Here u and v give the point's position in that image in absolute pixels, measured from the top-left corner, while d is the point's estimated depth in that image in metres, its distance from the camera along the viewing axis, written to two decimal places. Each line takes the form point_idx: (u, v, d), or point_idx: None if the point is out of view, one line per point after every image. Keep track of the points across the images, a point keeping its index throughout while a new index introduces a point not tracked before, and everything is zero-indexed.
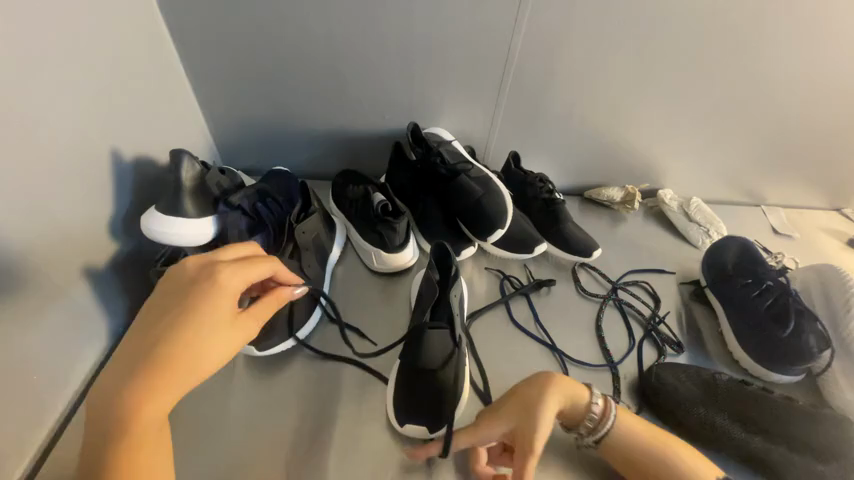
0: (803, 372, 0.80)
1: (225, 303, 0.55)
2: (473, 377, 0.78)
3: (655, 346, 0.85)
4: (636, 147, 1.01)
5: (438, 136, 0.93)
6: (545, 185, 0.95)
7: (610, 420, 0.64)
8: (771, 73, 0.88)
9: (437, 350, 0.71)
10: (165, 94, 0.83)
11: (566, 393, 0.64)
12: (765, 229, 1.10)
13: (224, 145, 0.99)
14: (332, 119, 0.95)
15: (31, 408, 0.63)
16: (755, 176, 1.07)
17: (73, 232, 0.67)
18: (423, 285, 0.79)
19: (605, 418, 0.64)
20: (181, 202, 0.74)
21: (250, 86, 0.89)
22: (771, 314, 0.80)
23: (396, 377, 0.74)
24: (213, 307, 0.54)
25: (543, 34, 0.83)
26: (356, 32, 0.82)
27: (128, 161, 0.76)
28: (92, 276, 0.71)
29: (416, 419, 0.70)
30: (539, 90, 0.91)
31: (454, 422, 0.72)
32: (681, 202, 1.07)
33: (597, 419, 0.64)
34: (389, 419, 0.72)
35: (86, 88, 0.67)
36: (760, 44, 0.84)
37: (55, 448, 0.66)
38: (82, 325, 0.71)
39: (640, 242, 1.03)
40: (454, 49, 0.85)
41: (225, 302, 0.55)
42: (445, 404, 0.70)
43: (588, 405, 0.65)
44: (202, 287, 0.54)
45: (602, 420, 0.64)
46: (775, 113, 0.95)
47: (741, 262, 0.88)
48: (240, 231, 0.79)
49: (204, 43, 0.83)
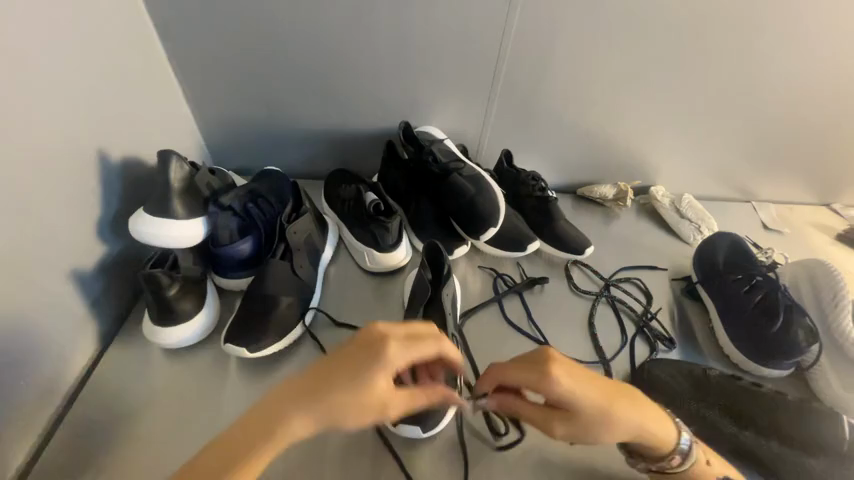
0: (792, 366, 0.80)
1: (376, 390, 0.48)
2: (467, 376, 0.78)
3: (647, 342, 0.86)
4: (628, 144, 1.01)
5: (430, 135, 0.93)
6: (538, 182, 0.94)
7: (693, 454, 0.60)
8: (761, 69, 0.89)
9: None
10: (153, 94, 0.82)
11: (660, 435, 0.58)
12: (755, 225, 1.11)
13: (215, 145, 0.98)
14: (323, 118, 0.94)
15: (18, 415, 0.63)
16: (746, 173, 1.08)
17: (60, 234, 0.66)
18: (415, 284, 0.78)
19: (691, 453, 0.60)
20: (168, 203, 0.73)
21: (240, 84, 0.88)
22: (760, 309, 0.81)
23: None
24: (313, 402, 0.46)
25: (534, 33, 0.84)
26: (346, 29, 0.82)
27: (115, 163, 0.75)
28: (79, 279, 0.70)
29: (410, 420, 0.69)
30: (531, 89, 0.91)
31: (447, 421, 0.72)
32: (672, 199, 1.08)
33: (684, 454, 0.60)
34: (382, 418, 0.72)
35: (72, 87, 0.66)
36: (749, 40, 0.85)
37: (43, 456, 0.66)
38: (70, 330, 0.70)
39: (632, 239, 1.04)
40: (445, 48, 0.85)
41: (395, 398, 0.50)
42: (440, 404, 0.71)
43: (677, 445, 0.59)
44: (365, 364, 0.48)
45: (686, 457, 0.60)
46: (765, 110, 0.95)
47: (731, 258, 0.89)
48: (230, 231, 0.79)
49: (194, 42, 0.82)
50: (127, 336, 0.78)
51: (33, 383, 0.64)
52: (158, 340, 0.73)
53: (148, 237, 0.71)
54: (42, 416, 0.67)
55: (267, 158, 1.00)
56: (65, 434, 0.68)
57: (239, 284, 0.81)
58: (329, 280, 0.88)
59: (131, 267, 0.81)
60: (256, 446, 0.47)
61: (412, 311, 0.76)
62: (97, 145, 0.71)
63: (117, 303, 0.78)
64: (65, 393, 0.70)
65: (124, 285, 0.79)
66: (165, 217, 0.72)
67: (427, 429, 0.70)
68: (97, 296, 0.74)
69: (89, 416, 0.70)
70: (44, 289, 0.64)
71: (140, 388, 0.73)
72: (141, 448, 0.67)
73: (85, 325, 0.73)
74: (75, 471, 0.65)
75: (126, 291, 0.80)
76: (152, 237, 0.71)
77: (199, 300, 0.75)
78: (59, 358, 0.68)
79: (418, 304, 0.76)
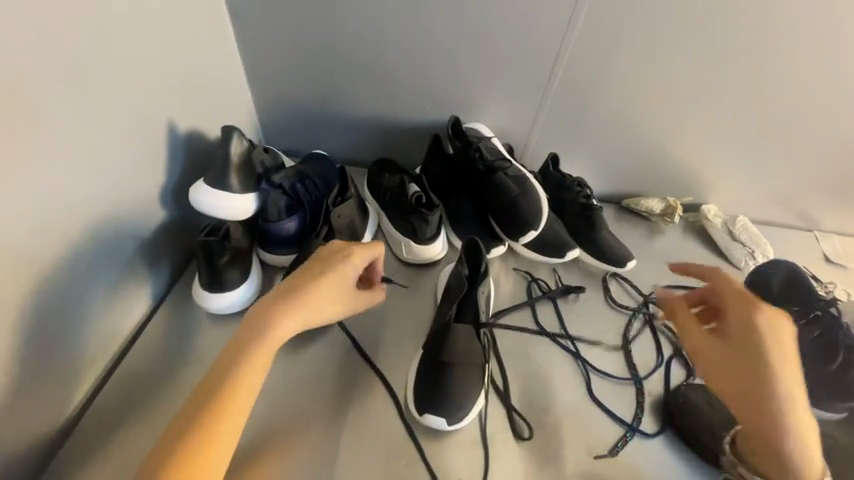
0: (846, 411, 0.75)
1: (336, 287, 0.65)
2: (493, 376, 0.78)
3: (684, 365, 0.82)
4: (683, 158, 0.97)
5: (478, 131, 0.93)
6: (583, 189, 0.93)
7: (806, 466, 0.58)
8: (844, 88, 0.82)
9: (465, 345, 0.73)
10: (219, 73, 0.86)
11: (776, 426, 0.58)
12: (816, 257, 1.03)
13: (269, 125, 1.02)
14: (374, 107, 0.96)
15: (79, 357, 0.69)
16: (812, 200, 1.01)
17: (129, 197, 0.71)
18: (451, 279, 0.78)
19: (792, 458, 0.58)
20: (227, 176, 0.77)
21: (298, 69, 0.91)
22: (817, 346, 0.76)
23: (418, 365, 0.75)
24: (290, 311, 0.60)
25: (597, 36, 0.81)
26: (406, 20, 0.83)
27: (181, 134, 0.80)
28: (141, 240, 0.75)
29: (436, 410, 0.70)
30: (586, 93, 0.89)
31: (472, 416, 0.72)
32: (725, 220, 1.02)
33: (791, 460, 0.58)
34: (409, 406, 0.73)
35: (149, 61, 0.71)
36: (836, 56, 0.78)
37: (98, 397, 0.72)
38: (128, 286, 0.75)
39: (677, 257, 0.99)
40: (502, 46, 0.84)
41: (340, 294, 0.66)
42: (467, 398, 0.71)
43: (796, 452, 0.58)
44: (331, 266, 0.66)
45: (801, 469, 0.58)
46: (844, 133, 0.88)
47: (789, 288, 0.82)
48: (279, 209, 0.82)
49: (261, 25, 0.86)
50: (177, 297, 0.83)
51: (94, 331, 0.70)
52: (206, 305, 0.78)
53: (203, 204, 0.75)
54: (99, 362, 0.73)
55: (316, 142, 1.03)
56: (118, 380, 0.74)
57: (281, 261, 0.84)
58: None
59: (186, 234, 0.86)
60: (253, 356, 0.57)
61: (445, 307, 0.77)
62: (168, 117, 0.76)
63: (171, 266, 0.84)
64: (121, 344, 0.76)
65: (178, 250, 0.85)
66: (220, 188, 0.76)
67: (453, 423, 0.71)
68: (155, 257, 0.79)
69: (138, 368, 0.75)
70: (111, 245, 0.70)
71: (185, 348, 0.78)
72: (181, 405, 0.72)
73: (142, 283, 0.78)
74: (124, 416, 0.71)
75: (179, 255, 0.85)
76: (206, 205, 0.75)
77: (245, 272, 0.79)
78: (118, 310, 0.74)
79: (452, 300, 0.76)
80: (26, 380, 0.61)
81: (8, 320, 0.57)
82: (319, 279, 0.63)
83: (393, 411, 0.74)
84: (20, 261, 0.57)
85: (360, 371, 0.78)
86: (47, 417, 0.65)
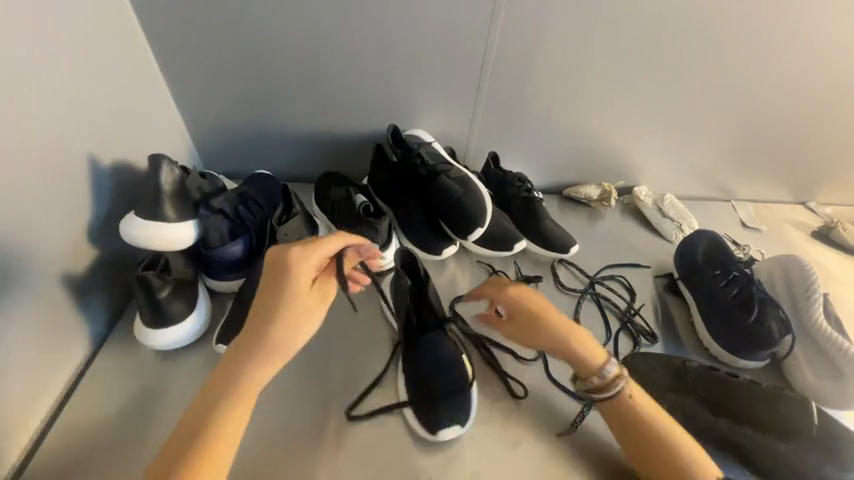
0: (768, 357, 0.82)
1: (299, 279, 0.57)
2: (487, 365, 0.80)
3: (630, 336, 0.88)
4: (611, 147, 1.05)
5: (418, 138, 0.96)
6: (524, 184, 0.98)
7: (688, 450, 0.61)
8: (736, 72, 0.93)
9: (435, 353, 0.75)
10: (142, 99, 0.83)
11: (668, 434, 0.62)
12: (735, 223, 1.16)
13: (207, 150, 0.99)
14: (314, 123, 0.96)
15: (11, 416, 0.63)
16: (725, 174, 1.13)
17: (52, 238, 0.67)
18: (395, 291, 0.80)
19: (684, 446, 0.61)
20: (161, 206, 0.73)
21: (231, 93, 0.90)
22: (737, 303, 0.84)
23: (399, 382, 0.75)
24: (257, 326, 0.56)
25: (518, 41, 0.87)
26: (336, 33, 0.84)
27: (107, 167, 0.75)
28: (70, 283, 0.70)
29: (426, 423, 0.71)
30: (516, 94, 0.94)
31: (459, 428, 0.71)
32: (655, 199, 1.12)
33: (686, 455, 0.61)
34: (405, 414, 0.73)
35: (62, 93, 0.67)
36: (722, 46, 0.89)
37: (36, 453, 0.66)
38: (61, 331, 0.70)
39: (617, 238, 1.07)
40: (431, 55, 0.88)
41: (305, 293, 0.58)
42: (442, 407, 0.71)
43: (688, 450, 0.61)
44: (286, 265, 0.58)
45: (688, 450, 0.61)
46: (741, 114, 1.00)
47: (710, 255, 0.92)
48: (221, 233, 0.79)
49: (186, 50, 0.84)
50: (118, 338, 0.78)
51: (23, 386, 0.64)
52: (149, 343, 0.73)
53: (128, 232, 0.71)
54: (33, 419, 0.67)
55: (259, 162, 1.02)
56: (55, 438, 0.68)
57: (231, 286, 0.82)
58: None
59: (122, 270, 0.81)
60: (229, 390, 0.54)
61: (410, 319, 0.79)
62: (88, 149, 0.72)
63: (108, 305, 0.79)
64: (56, 398, 0.70)
65: (115, 287, 0.80)
66: (154, 224, 0.72)
67: (437, 431, 0.70)
68: (89, 299, 0.75)
69: (80, 421, 0.69)
70: (38, 291, 0.65)
71: (133, 389, 0.73)
72: (129, 454, 0.67)
73: (75, 329, 0.73)
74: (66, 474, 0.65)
75: (116, 293, 0.80)
76: (131, 233, 0.71)
77: (191, 302, 0.75)
78: (52, 359, 0.69)
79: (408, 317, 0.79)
80: None
81: None
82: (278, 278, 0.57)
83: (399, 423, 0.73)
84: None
85: (327, 387, 0.77)
86: None
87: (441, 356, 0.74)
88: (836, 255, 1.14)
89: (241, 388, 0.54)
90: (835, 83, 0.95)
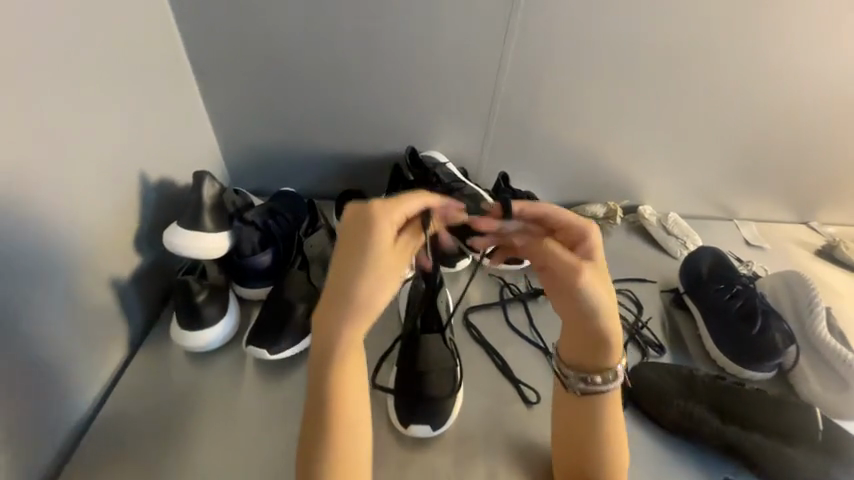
0: (774, 368, 0.84)
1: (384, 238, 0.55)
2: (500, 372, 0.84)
3: (638, 347, 0.91)
4: (615, 168, 1.11)
5: (433, 158, 1.03)
6: (533, 202, 1.04)
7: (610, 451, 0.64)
8: (731, 100, 1.00)
9: (426, 352, 0.76)
10: (184, 122, 0.91)
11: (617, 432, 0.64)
12: (738, 241, 1.20)
13: (238, 169, 1.07)
14: (337, 145, 1.04)
15: (57, 409, 0.68)
16: (726, 194, 1.18)
17: (105, 246, 0.73)
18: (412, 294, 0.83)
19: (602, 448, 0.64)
20: (201, 218, 0.80)
21: (264, 118, 0.99)
22: (741, 315, 0.87)
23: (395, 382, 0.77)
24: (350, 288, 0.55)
25: (526, 72, 0.95)
26: (361, 65, 0.93)
27: (153, 183, 0.83)
28: (116, 287, 0.76)
29: (414, 421, 0.72)
30: (524, 119, 1.02)
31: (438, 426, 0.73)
32: (659, 217, 1.16)
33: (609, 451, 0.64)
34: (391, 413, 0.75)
35: (121, 117, 0.75)
36: (717, 76, 0.96)
37: (78, 447, 0.71)
38: (105, 332, 0.75)
39: (623, 254, 1.11)
40: (446, 84, 0.96)
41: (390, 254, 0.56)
42: (432, 406, 0.73)
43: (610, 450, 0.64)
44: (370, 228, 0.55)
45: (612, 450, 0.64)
46: (737, 138, 1.06)
47: (713, 270, 0.96)
48: (253, 245, 0.85)
49: (226, 80, 0.93)
50: (154, 341, 0.83)
51: (69, 382, 0.69)
52: (184, 344, 0.79)
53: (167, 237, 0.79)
54: (76, 414, 0.72)
55: (285, 180, 1.09)
56: (94, 433, 0.72)
57: (259, 294, 0.87)
58: None
59: (160, 278, 0.87)
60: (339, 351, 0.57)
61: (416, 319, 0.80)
62: (139, 167, 0.80)
63: (146, 310, 0.85)
64: (98, 393, 0.75)
65: (153, 294, 0.86)
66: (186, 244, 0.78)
67: (410, 425, 0.72)
68: (131, 302, 0.80)
69: (117, 417, 0.74)
70: (89, 293, 0.71)
71: (166, 388, 0.78)
72: (162, 449, 0.71)
73: (117, 330, 0.78)
74: (104, 466, 0.69)
75: (154, 299, 0.86)
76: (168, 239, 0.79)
77: (225, 306, 0.80)
78: (96, 358, 0.74)
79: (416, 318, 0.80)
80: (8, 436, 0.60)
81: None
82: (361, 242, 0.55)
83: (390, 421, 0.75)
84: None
85: None
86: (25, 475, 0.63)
87: (442, 358, 0.76)
88: (841, 273, 1.16)
89: (349, 348, 0.55)
90: (827, 109, 1.01)
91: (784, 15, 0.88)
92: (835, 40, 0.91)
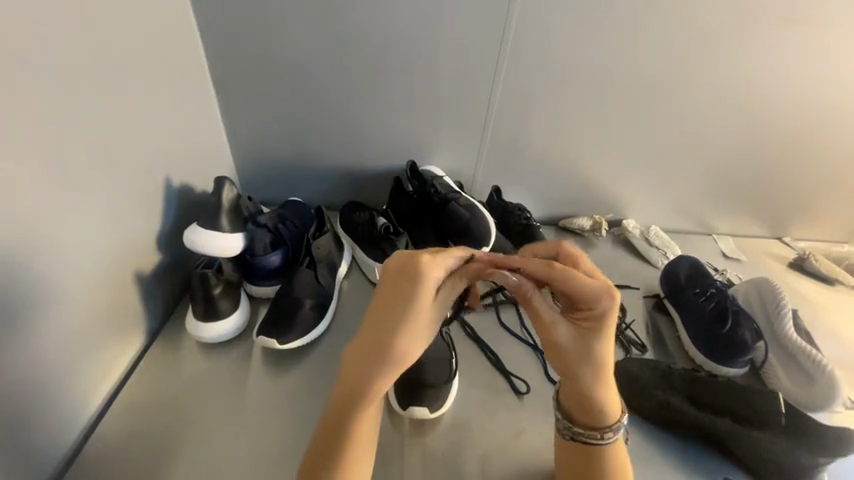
0: (747, 365, 0.90)
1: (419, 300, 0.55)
2: (492, 366, 0.89)
3: (622, 346, 0.97)
4: (599, 184, 1.21)
5: (432, 172, 1.11)
6: (523, 213, 1.13)
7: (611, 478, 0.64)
8: (701, 123, 1.10)
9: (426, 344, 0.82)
10: (204, 135, 1.00)
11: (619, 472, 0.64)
12: (716, 253, 1.28)
13: (251, 180, 1.16)
14: (343, 159, 1.13)
15: (79, 391, 0.72)
16: (703, 210, 1.27)
17: (131, 242, 0.80)
18: None
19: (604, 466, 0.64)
20: (218, 219, 0.87)
21: (278, 134, 1.08)
22: (714, 314, 0.94)
23: None
24: (378, 343, 0.54)
25: (516, 96, 1.05)
26: (368, 87, 1.03)
27: (175, 188, 0.91)
28: (138, 281, 0.83)
29: (414, 407, 0.77)
30: (515, 138, 1.12)
31: (435, 412, 0.78)
32: (642, 230, 1.25)
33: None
34: (391, 401, 0.80)
35: (150, 128, 0.83)
36: (686, 99, 1.06)
37: (96, 430, 0.75)
38: (126, 323, 0.81)
39: (608, 263, 1.19)
40: (443, 105, 1.06)
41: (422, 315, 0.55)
42: (428, 393, 0.78)
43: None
44: (407, 284, 0.54)
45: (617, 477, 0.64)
46: (708, 158, 1.16)
47: (692, 276, 1.03)
48: (264, 245, 0.92)
49: (245, 99, 1.03)
50: (169, 335, 0.89)
51: (91, 366, 0.74)
52: (198, 335, 0.85)
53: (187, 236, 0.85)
54: (95, 399, 0.76)
55: (295, 191, 1.18)
56: (111, 417, 0.77)
57: (268, 292, 0.94)
58: (343, 291, 1.01)
59: (176, 276, 0.94)
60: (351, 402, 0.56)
61: None
62: (164, 173, 0.88)
63: (162, 305, 0.91)
64: (116, 379, 0.80)
65: (169, 291, 0.92)
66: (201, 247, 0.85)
67: (408, 407, 0.77)
68: (149, 296, 0.87)
69: (134, 403, 0.79)
70: (115, 285, 0.77)
71: (179, 378, 0.83)
72: (175, 433, 0.76)
73: (136, 322, 0.84)
74: (119, 449, 0.73)
75: (169, 296, 0.92)
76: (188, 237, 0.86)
77: (236, 301, 0.87)
78: (117, 346, 0.80)
79: None
80: (34, 412, 0.64)
81: (30, 351, 0.63)
82: (398, 296, 0.55)
83: (389, 409, 0.80)
84: (26, 293, 0.62)
85: None
86: (46, 453, 0.67)
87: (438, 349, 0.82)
88: (811, 284, 1.24)
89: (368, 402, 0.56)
90: (789, 133, 1.12)
91: (744, 48, 0.99)
92: (791, 72, 1.02)
